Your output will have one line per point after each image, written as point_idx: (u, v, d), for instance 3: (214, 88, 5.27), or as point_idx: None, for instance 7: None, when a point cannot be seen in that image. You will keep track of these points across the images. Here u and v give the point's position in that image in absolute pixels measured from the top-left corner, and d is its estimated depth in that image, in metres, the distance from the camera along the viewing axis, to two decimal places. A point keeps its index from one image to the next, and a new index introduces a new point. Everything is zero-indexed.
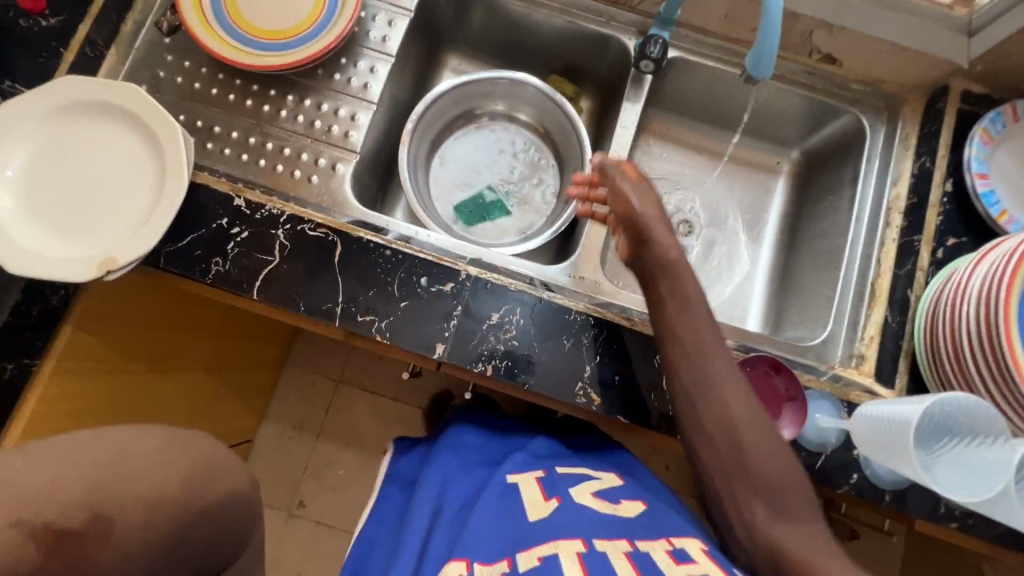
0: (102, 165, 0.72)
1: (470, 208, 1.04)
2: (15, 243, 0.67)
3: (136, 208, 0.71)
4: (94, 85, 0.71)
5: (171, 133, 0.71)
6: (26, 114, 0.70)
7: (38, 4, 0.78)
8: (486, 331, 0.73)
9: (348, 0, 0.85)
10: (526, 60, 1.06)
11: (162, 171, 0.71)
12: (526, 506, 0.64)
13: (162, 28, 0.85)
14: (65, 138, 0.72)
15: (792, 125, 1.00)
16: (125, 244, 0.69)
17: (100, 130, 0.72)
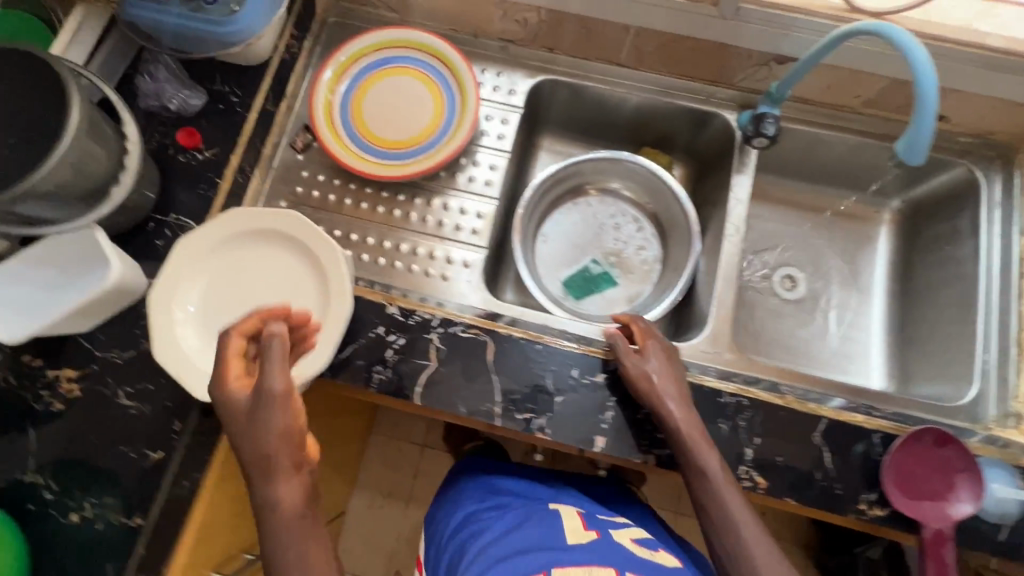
0: (269, 286, 0.77)
1: (579, 283, 1.06)
2: (201, 370, 0.72)
3: (305, 326, 0.75)
4: (260, 215, 0.76)
5: (333, 253, 0.75)
6: (198, 247, 0.76)
7: (193, 139, 0.84)
8: (644, 419, 0.75)
9: (467, 102, 0.90)
10: (614, 136, 1.09)
11: (326, 289, 0.75)
12: (569, 531, 0.76)
13: (297, 147, 0.92)
14: (235, 265, 0.77)
15: (892, 177, 1.02)
16: (300, 363, 0.72)
17: (265, 254, 0.78)
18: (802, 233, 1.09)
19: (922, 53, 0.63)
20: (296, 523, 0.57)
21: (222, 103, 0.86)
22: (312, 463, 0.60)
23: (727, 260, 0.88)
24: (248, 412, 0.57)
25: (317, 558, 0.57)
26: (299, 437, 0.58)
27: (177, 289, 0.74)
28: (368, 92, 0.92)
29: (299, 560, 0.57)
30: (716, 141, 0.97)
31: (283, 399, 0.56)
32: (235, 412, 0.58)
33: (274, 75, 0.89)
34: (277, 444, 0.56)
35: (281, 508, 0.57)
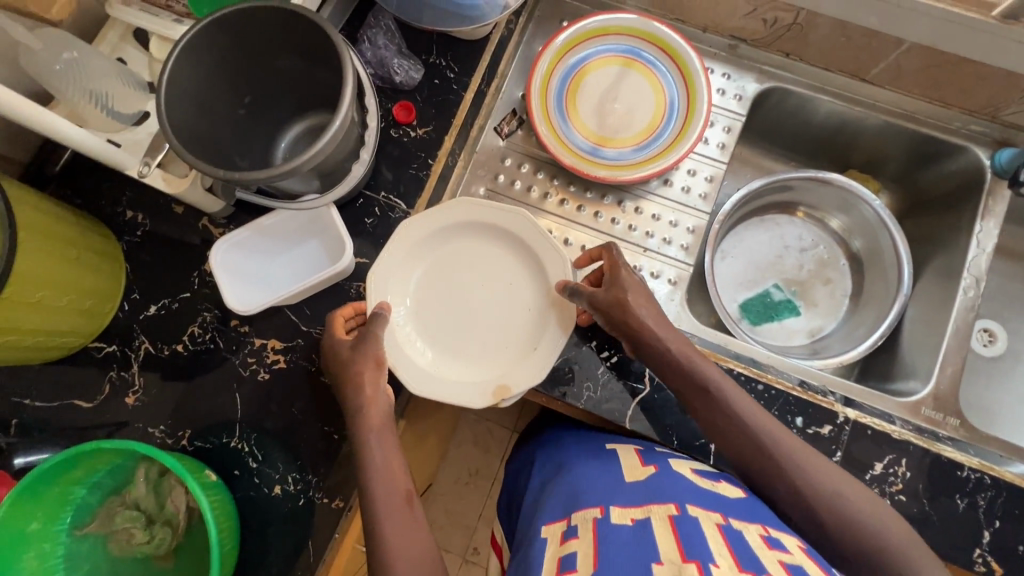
0: (482, 284, 0.76)
1: (758, 309, 0.99)
2: (417, 363, 0.71)
3: (518, 331, 0.74)
4: (482, 208, 0.75)
5: (561, 260, 0.73)
6: (416, 234, 0.74)
7: (408, 115, 0.80)
8: (871, 481, 0.69)
9: (691, 104, 0.84)
10: (815, 154, 0.99)
11: (547, 297, 0.74)
12: (622, 469, 0.65)
13: (501, 133, 0.87)
14: (448, 257, 0.76)
15: None
16: (517, 371, 0.70)
17: (481, 250, 0.76)
18: (1007, 285, 1.00)
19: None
20: (377, 426, 0.65)
21: (438, 78, 0.82)
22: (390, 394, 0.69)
23: (958, 315, 0.81)
24: (351, 348, 0.67)
25: (389, 457, 0.64)
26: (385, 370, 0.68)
27: (392, 275, 0.73)
28: (584, 82, 0.86)
29: (385, 458, 0.63)
30: (953, 180, 0.88)
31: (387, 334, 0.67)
32: (340, 349, 0.67)
33: (492, 54, 0.84)
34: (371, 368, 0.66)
35: (372, 415, 0.65)
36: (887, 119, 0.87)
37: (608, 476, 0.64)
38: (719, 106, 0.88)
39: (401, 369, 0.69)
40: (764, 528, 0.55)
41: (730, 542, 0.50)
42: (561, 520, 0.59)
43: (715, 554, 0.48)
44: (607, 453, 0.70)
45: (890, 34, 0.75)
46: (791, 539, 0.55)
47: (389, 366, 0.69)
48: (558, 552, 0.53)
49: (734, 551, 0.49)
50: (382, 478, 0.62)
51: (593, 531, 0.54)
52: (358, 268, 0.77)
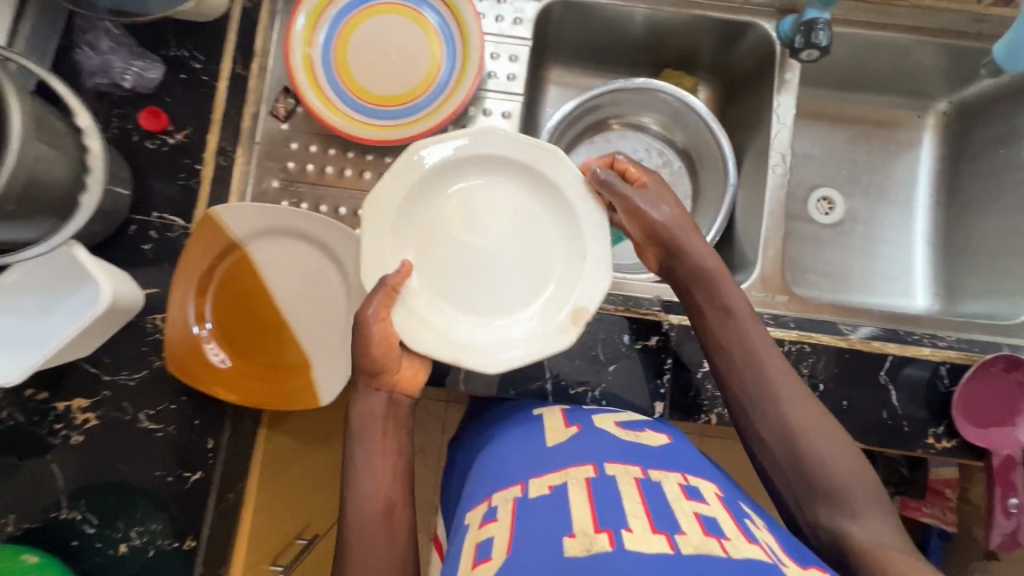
0: (489, 220, 0.68)
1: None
2: (462, 343, 0.64)
3: (555, 246, 0.67)
4: (455, 134, 0.65)
5: (558, 161, 0.66)
6: (389, 206, 0.64)
7: (160, 121, 0.72)
8: (702, 379, 0.71)
9: (468, 43, 0.78)
10: (627, 61, 0.96)
11: (557, 204, 0.67)
12: (545, 432, 0.61)
13: (279, 116, 0.79)
14: (435, 215, 0.67)
15: (938, 80, 0.94)
16: (581, 283, 0.65)
17: (480, 182, 0.68)
18: (835, 149, 1.02)
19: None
20: (362, 428, 0.58)
21: (184, 72, 0.74)
22: (401, 395, 0.61)
23: (770, 196, 0.82)
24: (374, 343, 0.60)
25: (373, 462, 0.57)
26: (388, 361, 0.60)
27: (386, 253, 0.64)
28: (351, 40, 0.79)
29: (366, 463, 0.57)
30: (752, 57, 0.87)
31: (386, 297, 0.61)
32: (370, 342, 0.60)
33: (239, 31, 0.76)
34: (370, 366, 0.59)
35: (360, 417, 0.59)
36: (671, 11, 0.86)
37: (530, 441, 0.61)
38: (502, 35, 0.82)
39: (466, 360, 0.62)
40: (684, 477, 0.54)
41: (646, 499, 0.48)
42: (484, 500, 0.54)
43: (630, 518, 0.45)
44: (531, 416, 0.66)
45: None
46: (710, 487, 0.54)
47: (453, 363, 0.62)
48: (477, 537, 0.49)
49: (649, 509, 0.47)
50: (367, 489, 0.56)
51: (512, 513, 0.50)
52: (150, 300, 0.71)
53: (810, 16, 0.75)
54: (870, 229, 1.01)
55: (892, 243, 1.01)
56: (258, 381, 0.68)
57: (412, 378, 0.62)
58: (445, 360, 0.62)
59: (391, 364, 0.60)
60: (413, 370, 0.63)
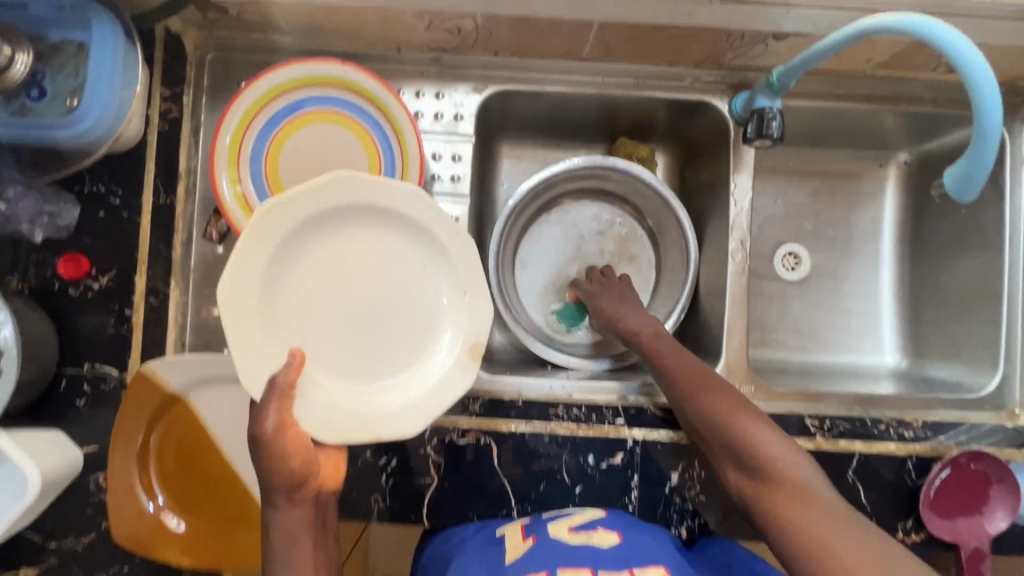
0: (364, 269, 0.63)
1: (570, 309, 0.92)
2: (373, 413, 0.62)
3: (435, 285, 0.65)
4: (297, 198, 0.57)
5: (401, 194, 0.60)
6: (253, 294, 0.58)
7: (81, 266, 0.68)
8: (670, 494, 0.70)
9: (407, 151, 0.74)
10: (580, 133, 0.92)
11: (417, 240, 0.63)
12: (503, 549, 0.60)
13: (212, 238, 0.75)
14: (304, 275, 0.61)
15: (898, 135, 0.91)
16: (468, 324, 0.64)
17: (344, 229, 0.62)
18: (799, 204, 1.00)
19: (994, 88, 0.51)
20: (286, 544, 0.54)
21: (102, 209, 0.69)
22: (327, 494, 0.58)
23: (731, 282, 0.80)
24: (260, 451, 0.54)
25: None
26: (309, 466, 0.56)
27: (268, 353, 0.58)
28: (281, 155, 0.74)
29: None
30: (708, 132, 0.84)
31: (284, 400, 0.55)
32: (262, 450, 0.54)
33: (160, 157, 0.71)
34: (287, 478, 0.54)
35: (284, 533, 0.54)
36: (620, 91, 0.80)
37: (489, 556, 0.59)
38: (444, 133, 0.78)
39: (382, 431, 0.61)
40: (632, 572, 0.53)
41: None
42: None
43: None
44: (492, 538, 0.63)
45: (574, 19, 0.67)
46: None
47: (371, 441, 0.60)
48: None
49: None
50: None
51: None
52: (91, 458, 0.68)
53: (760, 104, 0.72)
54: (837, 283, 1.00)
55: (860, 297, 1.00)
56: (218, 539, 0.66)
57: (336, 469, 0.59)
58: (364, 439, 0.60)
59: (311, 468, 0.56)
60: (333, 459, 0.60)
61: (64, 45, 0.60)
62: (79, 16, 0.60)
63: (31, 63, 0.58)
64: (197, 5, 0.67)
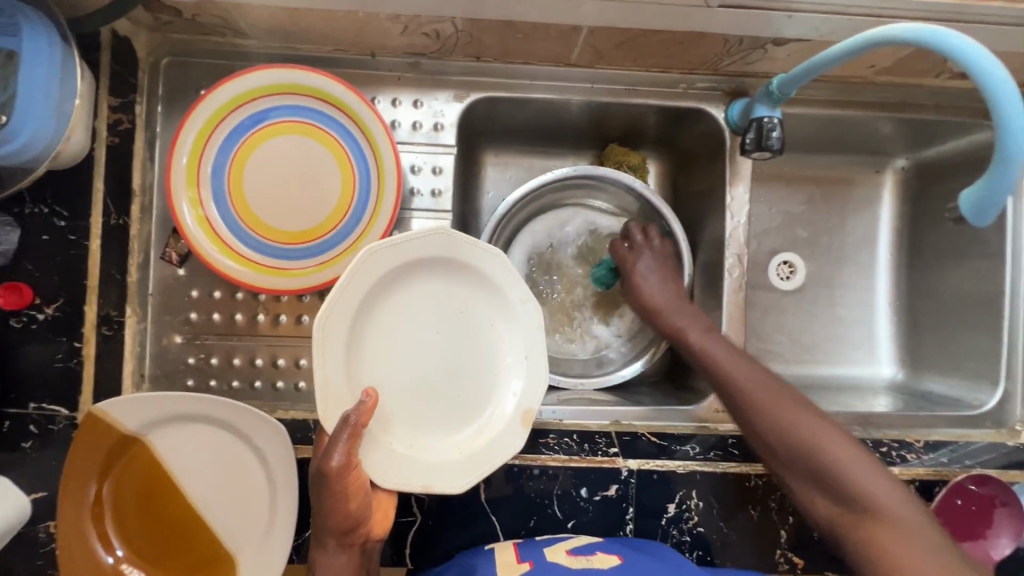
0: (438, 323, 0.63)
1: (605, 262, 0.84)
2: (430, 463, 0.60)
3: (504, 346, 0.64)
4: (402, 242, 0.59)
5: (490, 256, 0.62)
6: (340, 330, 0.57)
7: (23, 296, 0.61)
8: (667, 526, 0.66)
9: (383, 164, 0.69)
10: (570, 141, 0.87)
11: (490, 301, 0.64)
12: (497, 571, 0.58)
13: (172, 261, 0.69)
14: (387, 320, 0.61)
15: (896, 141, 0.88)
16: (532, 387, 0.63)
17: (432, 282, 0.62)
18: (794, 212, 0.97)
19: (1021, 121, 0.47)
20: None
21: (46, 232, 0.62)
22: (372, 542, 0.57)
23: (729, 299, 0.76)
24: (324, 491, 0.53)
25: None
26: (363, 513, 0.55)
27: (342, 390, 0.57)
28: (246, 171, 0.68)
29: None
30: (703, 140, 0.80)
31: (353, 441, 0.54)
32: (326, 494, 0.53)
33: (109, 174, 0.64)
34: (341, 524, 0.54)
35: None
36: (610, 98, 0.75)
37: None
38: (422, 144, 0.73)
39: (436, 483, 0.59)
40: None
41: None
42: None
43: None
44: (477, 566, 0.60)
45: (561, 24, 0.61)
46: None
47: (422, 491, 0.59)
48: None
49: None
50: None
51: None
52: (40, 504, 0.62)
53: (758, 113, 0.68)
54: (833, 293, 0.97)
55: (856, 308, 0.97)
56: None
57: (385, 517, 0.58)
58: (416, 489, 0.59)
59: (367, 515, 0.55)
60: (383, 506, 0.58)
61: None
62: (7, 19, 0.53)
63: None
64: (146, 5, 0.61)
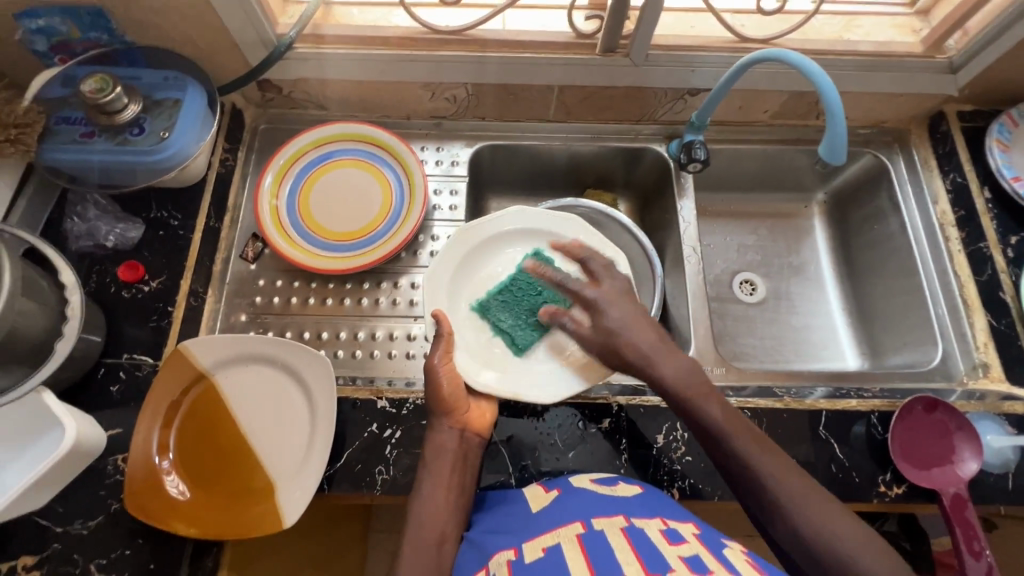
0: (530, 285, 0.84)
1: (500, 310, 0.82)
2: (519, 379, 0.77)
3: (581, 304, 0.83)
4: (498, 215, 0.86)
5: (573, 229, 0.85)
6: (447, 269, 0.83)
7: (137, 272, 0.80)
8: (658, 455, 0.74)
9: (414, 183, 0.92)
10: (557, 187, 1.10)
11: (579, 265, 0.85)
12: (529, 503, 0.62)
13: (247, 258, 0.89)
14: (489, 273, 0.85)
15: (811, 176, 1.12)
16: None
17: (519, 251, 0.86)
18: (746, 240, 1.16)
19: (834, 88, 0.69)
20: (434, 457, 0.67)
21: (162, 229, 0.83)
22: (472, 434, 0.70)
23: (691, 281, 0.94)
24: (431, 379, 0.71)
25: (437, 491, 0.64)
26: (460, 399, 0.71)
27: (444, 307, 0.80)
28: (313, 192, 0.91)
29: (431, 481, 0.65)
30: (654, 172, 1.04)
31: (445, 343, 0.74)
32: (436, 377, 0.71)
33: (214, 191, 0.88)
34: (445, 402, 0.70)
35: (434, 447, 0.68)
36: (581, 144, 1.02)
37: (518, 512, 0.61)
38: (442, 176, 0.98)
39: (525, 393, 0.75)
40: (664, 521, 0.54)
41: (633, 543, 0.48)
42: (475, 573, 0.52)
43: (624, 564, 0.44)
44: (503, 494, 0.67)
45: (538, 84, 0.90)
46: (687, 527, 0.53)
47: (513, 397, 0.74)
48: None
49: (640, 554, 0.46)
50: (427, 514, 0.61)
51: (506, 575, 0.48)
52: (114, 440, 0.72)
53: (688, 139, 0.94)
54: (794, 303, 1.11)
55: (816, 314, 1.09)
56: (221, 510, 0.68)
57: (482, 419, 0.72)
58: (507, 396, 0.74)
59: (462, 404, 0.71)
60: (480, 408, 0.73)
61: (164, 100, 0.80)
62: (178, 82, 0.81)
63: (138, 112, 0.78)
64: (261, 84, 0.91)
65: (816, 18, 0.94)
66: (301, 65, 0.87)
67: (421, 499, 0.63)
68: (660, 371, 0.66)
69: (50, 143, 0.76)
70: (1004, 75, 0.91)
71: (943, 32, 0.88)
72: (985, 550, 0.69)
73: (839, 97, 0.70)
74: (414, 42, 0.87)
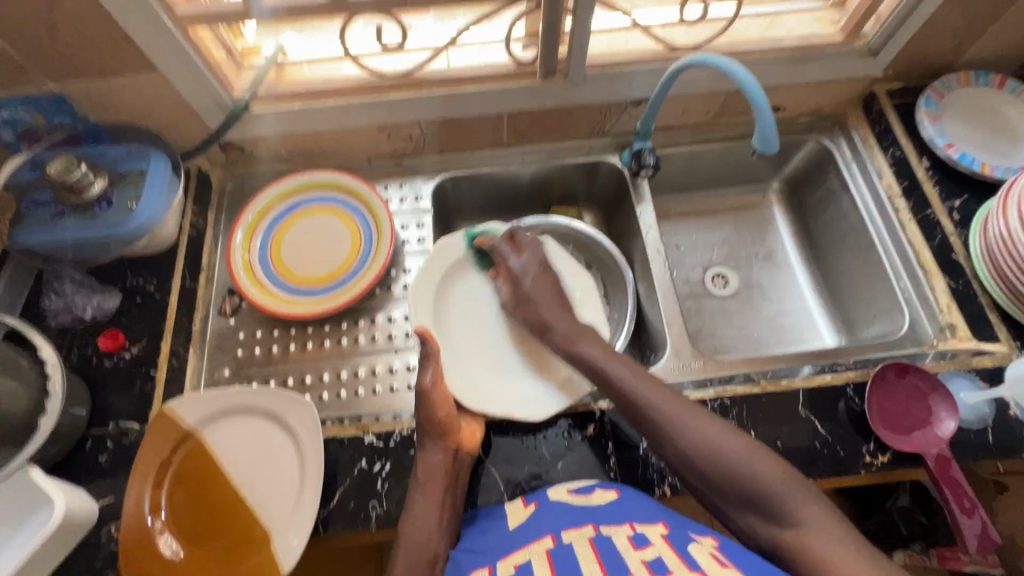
0: None
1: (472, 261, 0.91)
2: (507, 397, 0.80)
3: None
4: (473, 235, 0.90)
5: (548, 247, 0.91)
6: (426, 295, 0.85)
7: (117, 340, 0.82)
8: (645, 455, 0.75)
9: (381, 220, 0.95)
10: (522, 207, 1.14)
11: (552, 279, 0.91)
12: (507, 519, 0.63)
13: (226, 313, 0.91)
14: (466, 295, 0.89)
15: (763, 167, 1.16)
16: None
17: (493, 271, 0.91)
18: (711, 234, 1.19)
19: (757, 86, 0.74)
20: (427, 477, 0.68)
21: (139, 295, 0.86)
22: (465, 453, 0.72)
23: (660, 280, 0.96)
24: (423, 401, 0.71)
25: (431, 508, 0.66)
26: (453, 422, 0.71)
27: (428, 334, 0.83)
28: (280, 242, 0.94)
29: (423, 506, 0.66)
30: (612, 182, 1.07)
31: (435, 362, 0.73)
32: (428, 400, 0.71)
33: (187, 254, 0.91)
34: (438, 427, 0.70)
35: (426, 470, 0.68)
36: (539, 164, 1.05)
37: (497, 527, 0.62)
38: (408, 211, 1.01)
39: (516, 410, 0.78)
40: (632, 526, 0.54)
41: (599, 556, 0.49)
42: None
43: None
44: (493, 511, 0.67)
45: (487, 113, 0.95)
46: (655, 528, 0.54)
47: (506, 415, 0.77)
48: None
49: (603, 565, 0.47)
50: (420, 536, 0.64)
51: None
52: (106, 509, 0.73)
53: (637, 146, 0.98)
54: (766, 289, 1.14)
55: (788, 298, 1.12)
56: (218, 564, 0.68)
57: (473, 436, 0.73)
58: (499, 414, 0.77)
59: (456, 424, 0.71)
60: (470, 427, 0.74)
61: (130, 172, 0.83)
62: (141, 154, 0.84)
63: (106, 186, 0.81)
64: (223, 146, 0.95)
65: (740, 22, 1.00)
66: (258, 124, 0.91)
67: (411, 523, 0.65)
68: (557, 328, 0.78)
69: (21, 228, 0.79)
70: (921, 52, 0.97)
71: (859, 20, 0.94)
72: (975, 505, 0.70)
73: (763, 93, 0.75)
74: (364, 89, 0.91)
